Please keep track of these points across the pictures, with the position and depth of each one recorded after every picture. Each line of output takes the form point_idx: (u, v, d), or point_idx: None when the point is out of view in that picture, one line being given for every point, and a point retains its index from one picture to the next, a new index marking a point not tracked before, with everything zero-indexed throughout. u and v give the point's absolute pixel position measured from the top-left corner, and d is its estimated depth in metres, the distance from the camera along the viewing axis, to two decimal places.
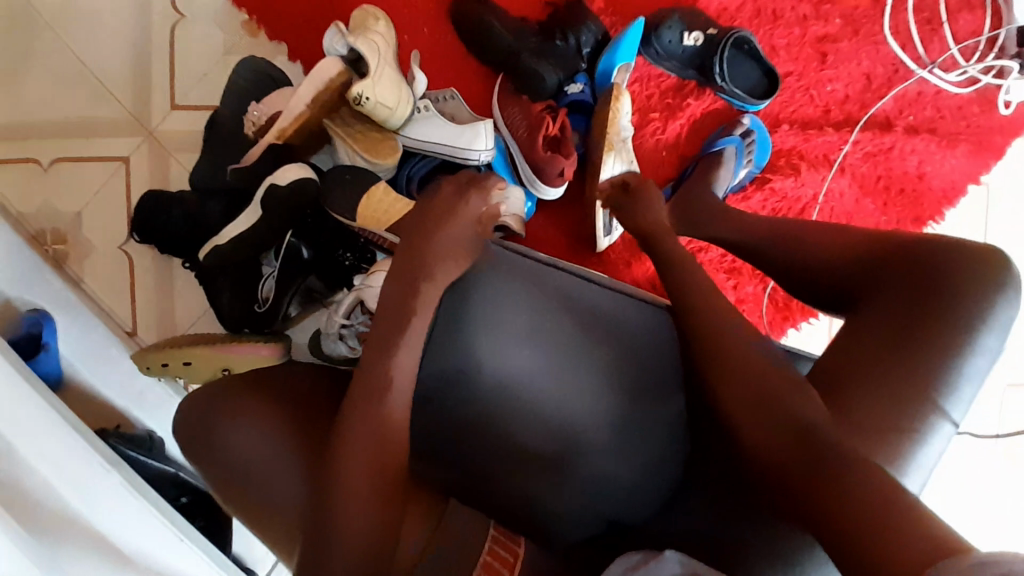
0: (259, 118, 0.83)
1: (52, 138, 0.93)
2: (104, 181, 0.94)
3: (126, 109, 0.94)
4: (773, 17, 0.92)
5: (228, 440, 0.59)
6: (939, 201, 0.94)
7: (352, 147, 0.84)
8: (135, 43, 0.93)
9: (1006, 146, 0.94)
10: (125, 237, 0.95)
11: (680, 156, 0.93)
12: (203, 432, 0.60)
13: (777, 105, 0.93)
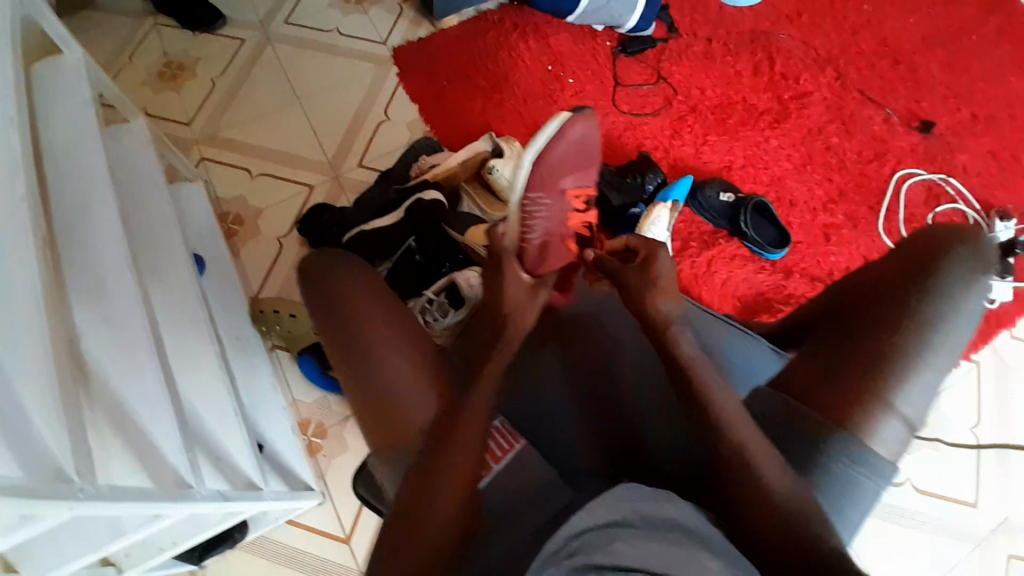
0: (423, 164, 1.19)
1: (264, 162, 1.35)
2: (287, 192, 1.31)
3: (325, 155, 1.35)
4: (792, 204, 1.28)
5: (344, 294, 0.70)
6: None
7: (475, 203, 1.18)
8: (350, 122, 1.39)
9: (991, 335, 1.24)
10: (286, 231, 1.27)
11: (711, 277, 1.22)
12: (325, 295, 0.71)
13: (794, 260, 1.23)
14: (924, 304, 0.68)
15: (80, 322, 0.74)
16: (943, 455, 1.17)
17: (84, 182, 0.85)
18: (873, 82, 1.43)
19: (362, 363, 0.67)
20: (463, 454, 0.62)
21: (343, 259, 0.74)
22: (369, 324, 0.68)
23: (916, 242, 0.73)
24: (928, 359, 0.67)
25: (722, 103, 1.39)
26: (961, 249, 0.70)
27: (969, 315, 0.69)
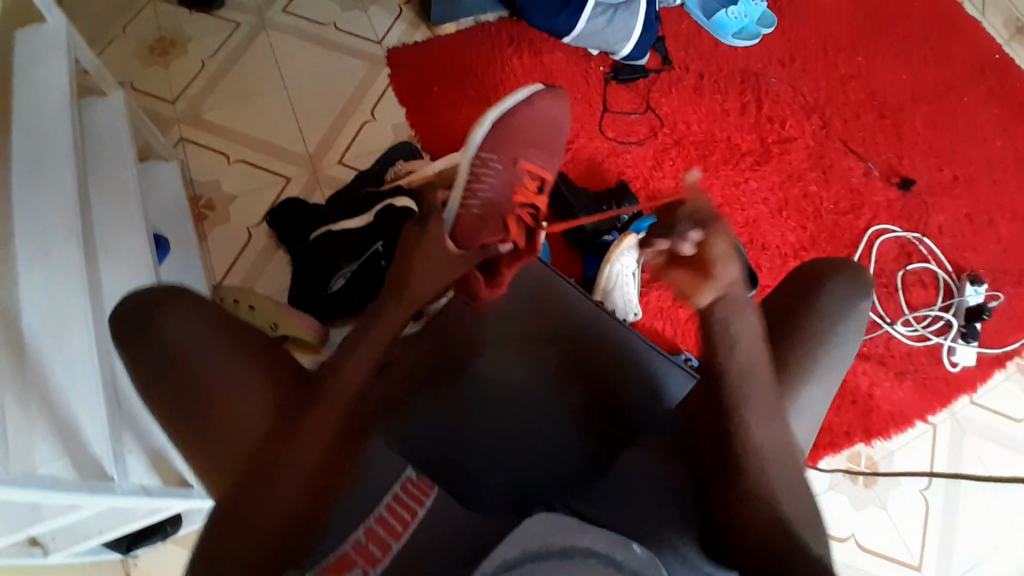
0: (399, 170, 1.19)
1: (243, 149, 1.33)
2: (262, 181, 1.30)
3: (305, 148, 1.34)
4: (763, 248, 1.30)
5: (163, 321, 0.70)
6: (888, 421, 1.22)
7: None
8: (335, 118, 1.38)
9: (953, 397, 1.25)
10: (255, 222, 1.26)
11: (675, 311, 1.24)
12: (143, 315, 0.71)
13: (760, 304, 1.25)
14: (807, 328, 0.71)
15: (22, 298, 0.73)
16: (888, 514, 1.18)
17: (44, 151, 0.83)
18: (857, 134, 1.45)
19: (189, 395, 0.68)
20: (307, 459, 0.63)
21: (165, 294, 0.72)
22: (195, 356, 0.69)
23: (802, 267, 0.76)
24: (807, 381, 0.70)
25: (706, 140, 1.40)
26: (841, 279, 0.73)
27: (849, 336, 0.72)
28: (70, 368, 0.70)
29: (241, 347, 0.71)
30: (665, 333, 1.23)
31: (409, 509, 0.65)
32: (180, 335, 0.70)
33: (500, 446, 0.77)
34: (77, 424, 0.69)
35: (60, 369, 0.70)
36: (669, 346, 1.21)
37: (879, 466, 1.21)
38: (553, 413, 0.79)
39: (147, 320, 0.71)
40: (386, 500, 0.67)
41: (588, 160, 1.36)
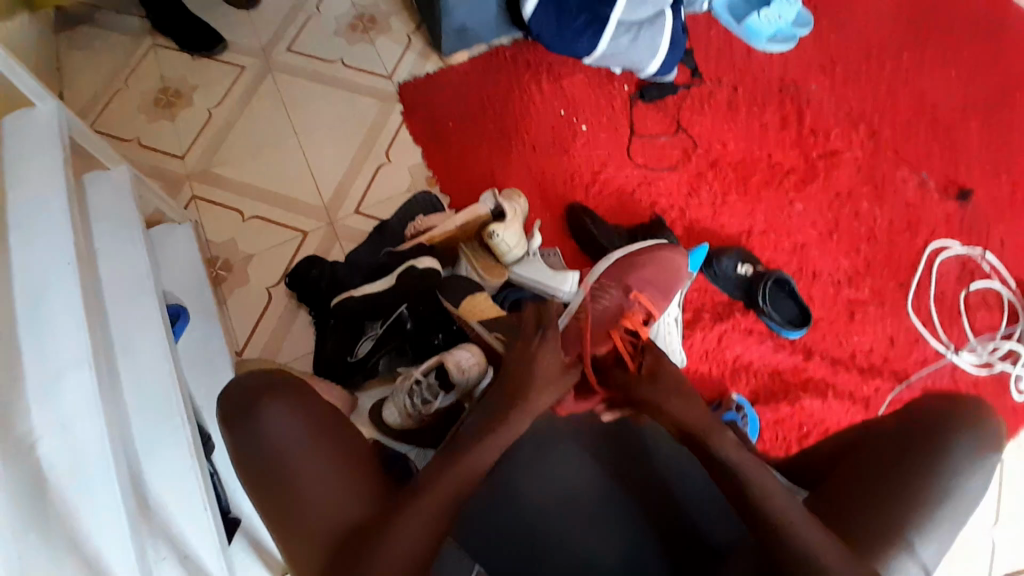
0: (419, 225, 1.13)
1: (257, 204, 1.28)
2: (278, 237, 1.25)
3: (321, 198, 1.29)
4: (814, 276, 1.23)
5: (268, 413, 0.64)
6: None
7: (473, 266, 1.12)
8: (350, 163, 1.32)
9: None
10: (274, 281, 1.22)
11: (723, 351, 1.15)
12: (246, 407, 0.65)
13: (812, 339, 1.17)
14: (928, 479, 0.62)
15: (34, 426, 0.68)
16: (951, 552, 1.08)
17: (43, 261, 0.79)
18: (908, 142, 1.33)
19: (283, 487, 0.61)
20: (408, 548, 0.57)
21: (268, 380, 0.67)
22: (289, 446, 0.63)
23: (914, 405, 0.67)
24: (927, 538, 0.60)
25: (746, 159, 1.32)
26: (966, 428, 0.63)
27: (976, 494, 0.62)
28: (83, 497, 0.66)
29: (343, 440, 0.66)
30: (712, 376, 1.14)
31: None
32: (276, 427, 0.63)
33: (557, 545, 0.70)
34: (104, 564, 0.63)
35: (76, 498, 0.66)
36: (718, 389, 1.13)
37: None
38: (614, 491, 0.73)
39: (250, 413, 0.64)
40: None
41: (616, 192, 1.29)
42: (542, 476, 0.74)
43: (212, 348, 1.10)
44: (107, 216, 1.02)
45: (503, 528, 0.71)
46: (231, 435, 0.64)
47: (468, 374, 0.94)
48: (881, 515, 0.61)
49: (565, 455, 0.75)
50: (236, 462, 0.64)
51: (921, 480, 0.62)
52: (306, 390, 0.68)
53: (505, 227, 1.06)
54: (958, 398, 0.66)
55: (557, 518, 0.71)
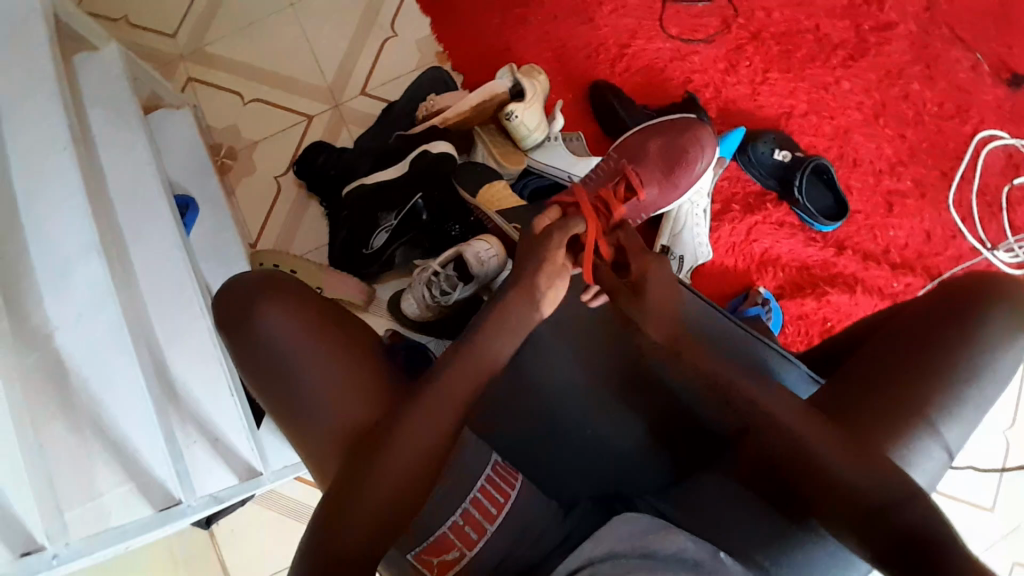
0: (431, 105, 1.06)
1: (256, 85, 1.20)
2: (282, 122, 1.18)
3: (324, 78, 1.19)
4: (855, 163, 1.14)
5: (263, 315, 0.62)
6: None
7: (490, 151, 1.05)
8: (353, 38, 1.20)
9: None
10: (282, 170, 1.17)
11: (750, 245, 1.11)
12: (240, 308, 0.63)
13: (844, 233, 1.12)
14: (965, 353, 0.60)
15: (50, 315, 0.68)
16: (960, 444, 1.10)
17: (35, 148, 0.73)
18: (970, 13, 1.17)
19: (289, 387, 0.61)
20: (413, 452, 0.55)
21: (266, 278, 0.65)
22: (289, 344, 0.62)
23: (952, 282, 0.65)
24: (955, 413, 0.59)
25: (791, 30, 1.18)
26: (1005, 302, 0.61)
27: (1008, 372, 0.61)
28: (107, 386, 0.69)
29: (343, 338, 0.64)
30: (737, 269, 1.10)
31: (502, 493, 0.63)
32: (273, 327, 0.62)
33: (574, 434, 0.72)
34: (133, 447, 0.69)
35: (98, 387, 0.68)
36: (742, 283, 1.10)
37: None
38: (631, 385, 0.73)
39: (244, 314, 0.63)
40: (477, 484, 0.63)
41: (644, 70, 1.17)
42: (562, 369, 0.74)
43: (226, 240, 1.07)
44: (101, 100, 0.94)
45: (520, 419, 0.72)
46: (230, 335, 0.63)
47: (485, 266, 0.91)
48: (910, 389, 0.60)
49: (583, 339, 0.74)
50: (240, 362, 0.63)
51: (953, 357, 0.60)
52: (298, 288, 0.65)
53: (523, 105, 0.99)
54: (1000, 277, 0.63)
55: (575, 413, 0.73)
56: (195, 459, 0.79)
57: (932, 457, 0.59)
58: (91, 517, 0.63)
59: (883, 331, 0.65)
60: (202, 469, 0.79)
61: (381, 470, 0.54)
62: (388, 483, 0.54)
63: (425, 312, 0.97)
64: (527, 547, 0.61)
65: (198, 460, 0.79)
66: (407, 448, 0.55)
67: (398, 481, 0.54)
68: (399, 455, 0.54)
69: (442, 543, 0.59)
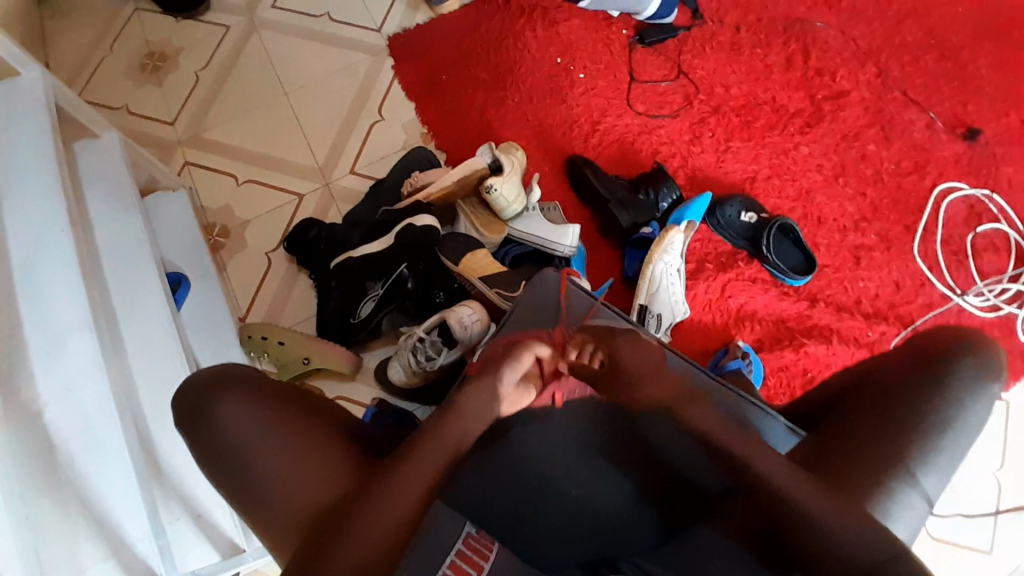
0: (415, 183, 1.13)
1: (251, 167, 1.26)
2: (275, 200, 1.24)
3: (316, 159, 1.26)
4: (820, 222, 1.21)
5: (218, 406, 0.63)
6: None
7: (472, 222, 1.10)
8: (344, 122, 1.29)
9: None
10: (273, 245, 1.21)
11: (726, 300, 1.15)
12: (195, 401, 0.64)
13: (817, 286, 1.16)
14: (934, 403, 0.62)
15: (39, 392, 0.69)
16: (955, 492, 1.09)
17: (36, 227, 0.76)
18: (912, 83, 1.28)
19: (245, 474, 0.61)
20: (382, 528, 0.55)
21: (219, 372, 0.66)
22: (250, 437, 0.62)
23: (921, 336, 0.67)
24: (935, 464, 0.61)
25: (750, 103, 1.28)
26: (968, 355, 0.64)
27: (979, 419, 0.63)
28: (89, 462, 0.69)
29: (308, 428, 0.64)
30: (716, 324, 1.14)
31: (474, 566, 0.59)
32: (228, 415, 0.62)
33: (556, 492, 0.71)
34: (118, 524, 0.68)
35: (79, 465, 0.68)
36: (721, 336, 1.13)
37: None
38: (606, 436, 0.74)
39: (199, 407, 0.63)
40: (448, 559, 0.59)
41: (617, 142, 1.26)
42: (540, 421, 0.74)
43: (216, 314, 1.10)
44: (100, 187, 0.99)
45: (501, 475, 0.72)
46: (185, 430, 0.63)
47: (469, 332, 0.93)
48: (889, 444, 0.61)
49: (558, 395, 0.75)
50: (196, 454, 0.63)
51: (929, 408, 0.62)
52: (251, 376, 0.66)
53: (501, 180, 1.05)
54: (964, 330, 0.66)
55: (554, 468, 0.72)
56: (178, 534, 0.79)
57: (914, 506, 0.60)
58: None
59: (860, 388, 0.67)
60: (185, 545, 0.79)
61: (361, 540, 0.55)
62: (372, 552, 0.54)
63: (411, 377, 0.99)
64: None
65: (180, 536, 0.79)
66: (390, 518, 0.56)
67: (382, 546, 0.55)
68: (378, 527, 0.55)
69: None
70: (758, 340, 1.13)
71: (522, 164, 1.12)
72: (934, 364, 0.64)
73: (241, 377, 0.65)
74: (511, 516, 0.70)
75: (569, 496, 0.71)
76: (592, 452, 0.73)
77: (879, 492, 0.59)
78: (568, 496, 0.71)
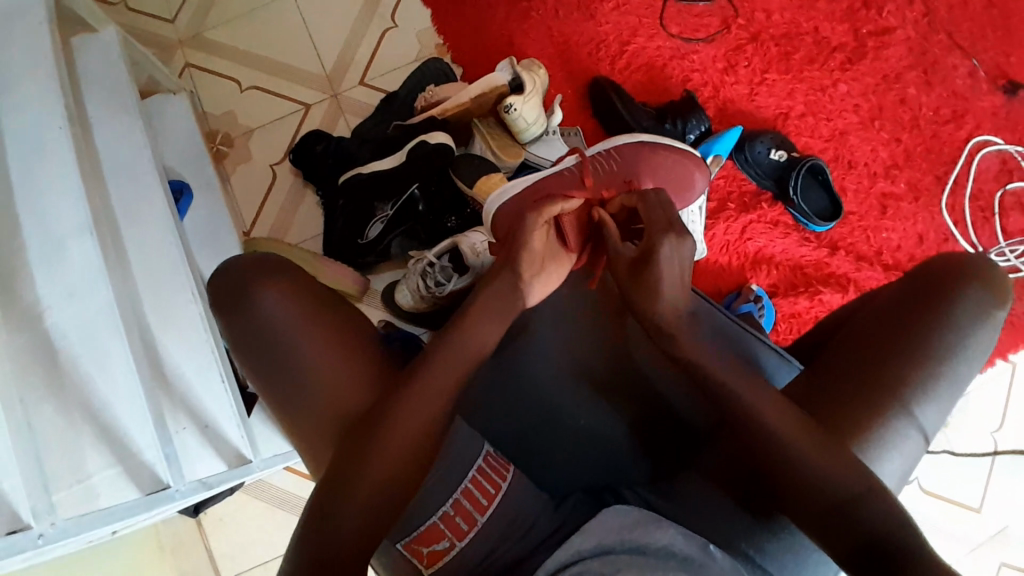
0: (431, 97, 1.06)
1: (255, 72, 1.19)
2: (280, 109, 1.18)
3: (323, 67, 1.19)
4: (850, 166, 1.15)
5: (257, 300, 0.61)
6: None
7: (488, 144, 1.05)
8: (353, 27, 1.20)
9: None
10: (278, 158, 1.16)
11: (745, 243, 1.11)
12: (235, 292, 0.62)
13: (839, 233, 1.13)
14: (937, 331, 0.61)
15: (41, 296, 0.67)
16: (948, 447, 1.11)
17: (27, 125, 0.72)
18: (966, 21, 1.18)
19: (278, 372, 0.61)
20: (396, 454, 0.56)
21: (259, 263, 0.64)
22: (287, 334, 0.61)
23: (922, 264, 0.65)
24: (931, 395, 0.60)
25: (791, 32, 1.18)
26: (975, 282, 0.62)
27: (978, 350, 0.62)
28: (92, 367, 0.68)
29: (344, 333, 0.63)
30: (732, 267, 1.11)
31: (487, 489, 0.61)
32: (265, 312, 0.61)
33: (557, 424, 0.71)
34: (123, 430, 0.68)
35: (83, 370, 0.67)
36: (736, 279, 1.11)
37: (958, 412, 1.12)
38: (613, 372, 0.72)
39: (236, 299, 0.62)
40: (464, 480, 0.61)
41: (643, 68, 1.18)
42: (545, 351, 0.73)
43: (220, 227, 1.06)
44: (95, 85, 0.93)
45: (502, 404, 0.71)
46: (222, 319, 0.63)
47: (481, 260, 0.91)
48: (884, 374, 0.60)
49: (567, 331, 0.73)
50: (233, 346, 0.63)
51: (929, 336, 0.61)
52: (291, 270, 0.64)
53: (521, 99, 0.98)
54: (969, 257, 0.64)
55: (557, 400, 0.71)
56: (184, 445, 0.79)
57: (907, 438, 0.60)
58: (79, 498, 0.62)
59: (855, 318, 0.66)
60: (191, 454, 0.78)
61: (366, 463, 0.55)
62: (375, 474, 0.55)
63: (419, 302, 0.97)
64: (521, 533, 0.61)
65: (187, 446, 0.79)
66: (402, 445, 0.57)
67: (383, 473, 0.55)
68: (389, 452, 0.56)
69: (432, 532, 0.59)
70: (773, 286, 1.11)
71: (544, 83, 1.05)
72: (939, 287, 0.62)
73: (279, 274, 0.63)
74: (514, 443, 0.71)
75: (571, 427, 0.71)
76: (596, 386, 0.72)
77: (879, 426, 0.59)
78: (569, 428, 0.71)
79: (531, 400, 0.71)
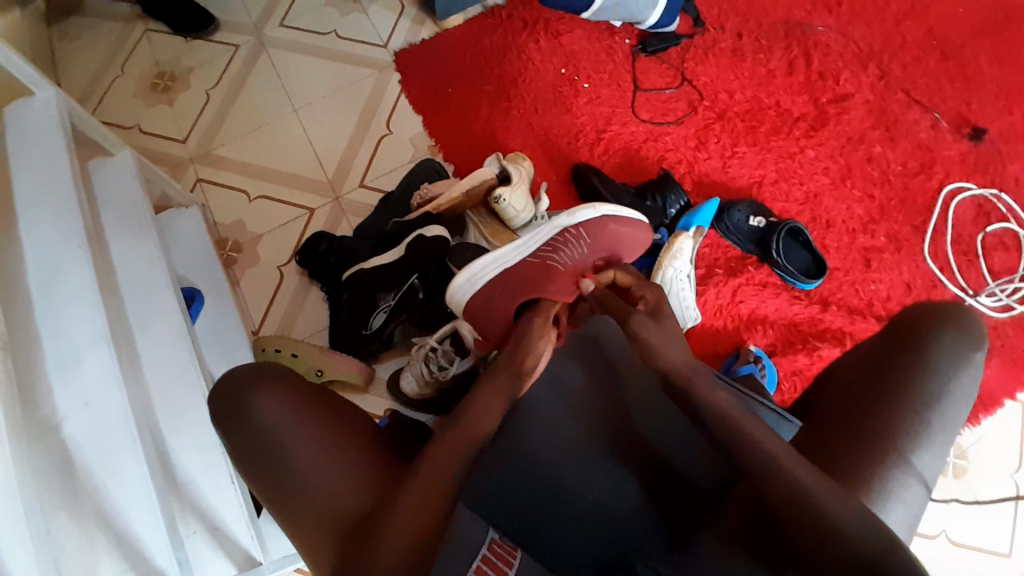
0: (425, 194, 1.14)
1: (261, 183, 1.28)
2: (285, 214, 1.26)
3: (325, 172, 1.28)
4: (829, 224, 1.21)
5: (257, 405, 0.66)
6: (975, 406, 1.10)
7: (481, 232, 1.12)
8: (351, 136, 1.30)
9: None
10: (285, 260, 1.23)
11: (737, 306, 1.15)
12: (233, 399, 0.66)
13: (827, 288, 1.16)
14: (920, 381, 0.62)
15: (57, 406, 0.69)
16: (972, 494, 1.08)
17: (52, 246, 0.77)
18: (916, 84, 1.28)
19: (279, 469, 0.64)
20: (401, 532, 0.56)
21: (257, 369, 0.69)
22: (287, 436, 0.64)
23: (899, 313, 0.68)
24: (925, 441, 0.61)
25: (754, 107, 1.28)
26: (947, 325, 0.64)
27: (965, 392, 0.63)
28: (110, 477, 0.69)
29: (344, 434, 0.67)
30: (726, 329, 1.14)
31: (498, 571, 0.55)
32: (264, 412, 0.65)
33: (576, 504, 0.69)
34: (135, 536, 0.69)
35: (97, 479, 0.68)
36: (733, 340, 1.13)
37: (967, 454, 1.10)
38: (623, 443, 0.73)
39: (237, 406, 0.66)
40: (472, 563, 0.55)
41: (621, 150, 1.27)
42: (550, 427, 0.74)
43: (230, 328, 1.10)
44: (115, 206, 1.00)
45: (511, 480, 0.70)
46: (222, 421, 0.67)
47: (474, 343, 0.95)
48: (875, 424, 0.61)
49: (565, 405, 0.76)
50: (231, 445, 0.66)
51: (910, 386, 0.62)
52: (288, 375, 0.69)
53: (507, 188, 1.05)
54: (946, 305, 0.67)
55: (564, 477, 0.71)
56: (196, 551, 0.80)
57: (909, 487, 0.60)
58: None
59: (838, 374, 0.69)
60: (204, 560, 0.80)
61: (377, 544, 0.56)
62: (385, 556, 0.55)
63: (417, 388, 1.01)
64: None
65: (200, 553, 0.80)
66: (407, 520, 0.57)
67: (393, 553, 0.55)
68: (395, 532, 0.56)
69: None
70: (770, 344, 1.13)
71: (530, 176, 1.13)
72: (911, 340, 0.65)
73: (274, 377, 0.68)
74: (522, 522, 0.67)
75: (596, 504, 0.68)
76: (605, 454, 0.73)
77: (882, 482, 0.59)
78: (589, 505, 0.68)
79: (540, 481, 0.70)
